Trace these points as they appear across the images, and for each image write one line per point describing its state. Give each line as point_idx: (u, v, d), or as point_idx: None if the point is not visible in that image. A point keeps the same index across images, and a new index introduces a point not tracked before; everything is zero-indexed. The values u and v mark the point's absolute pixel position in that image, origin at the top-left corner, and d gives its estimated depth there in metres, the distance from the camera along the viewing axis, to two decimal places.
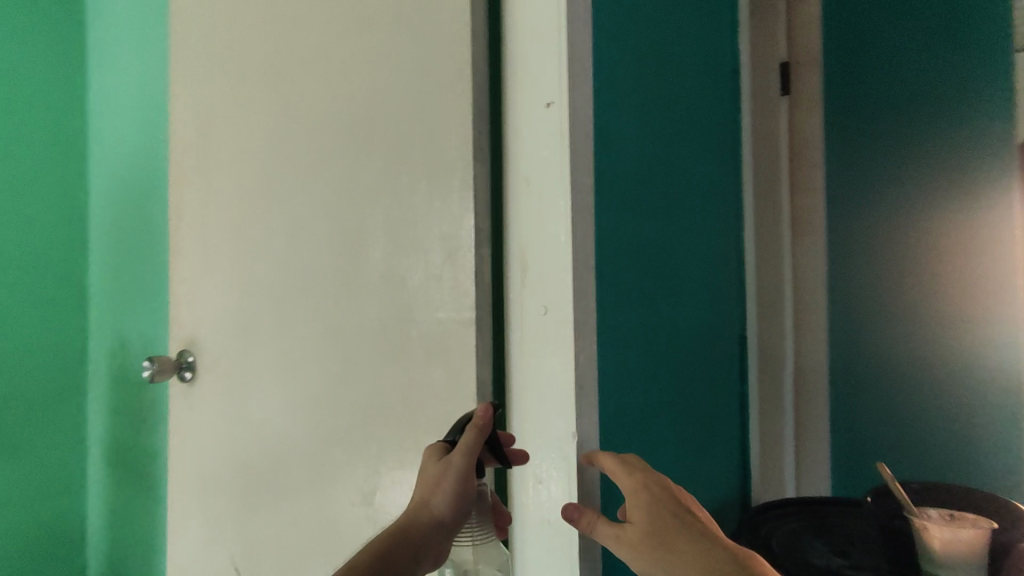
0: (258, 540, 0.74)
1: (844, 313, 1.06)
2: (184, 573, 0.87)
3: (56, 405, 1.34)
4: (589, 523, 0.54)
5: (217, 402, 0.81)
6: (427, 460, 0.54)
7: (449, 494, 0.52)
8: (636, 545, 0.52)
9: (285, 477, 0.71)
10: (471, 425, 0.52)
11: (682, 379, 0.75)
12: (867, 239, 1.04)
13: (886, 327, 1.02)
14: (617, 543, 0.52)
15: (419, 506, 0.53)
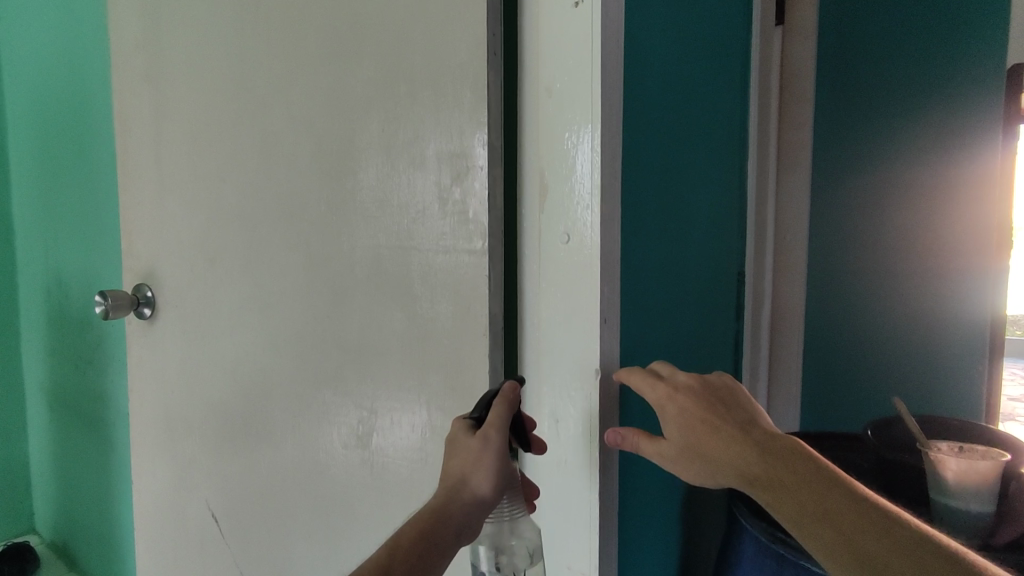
0: (239, 479, 0.75)
1: (819, 255, 1.05)
2: (154, 513, 0.86)
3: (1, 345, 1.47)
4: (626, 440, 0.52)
5: (180, 341, 0.78)
6: (458, 435, 0.49)
7: (489, 471, 0.48)
8: (677, 457, 0.50)
9: (269, 416, 0.71)
10: (501, 398, 0.49)
11: (678, 317, 0.73)
12: (852, 187, 1.04)
13: (856, 270, 1.05)
14: (658, 457, 0.50)
15: (457, 485, 0.48)
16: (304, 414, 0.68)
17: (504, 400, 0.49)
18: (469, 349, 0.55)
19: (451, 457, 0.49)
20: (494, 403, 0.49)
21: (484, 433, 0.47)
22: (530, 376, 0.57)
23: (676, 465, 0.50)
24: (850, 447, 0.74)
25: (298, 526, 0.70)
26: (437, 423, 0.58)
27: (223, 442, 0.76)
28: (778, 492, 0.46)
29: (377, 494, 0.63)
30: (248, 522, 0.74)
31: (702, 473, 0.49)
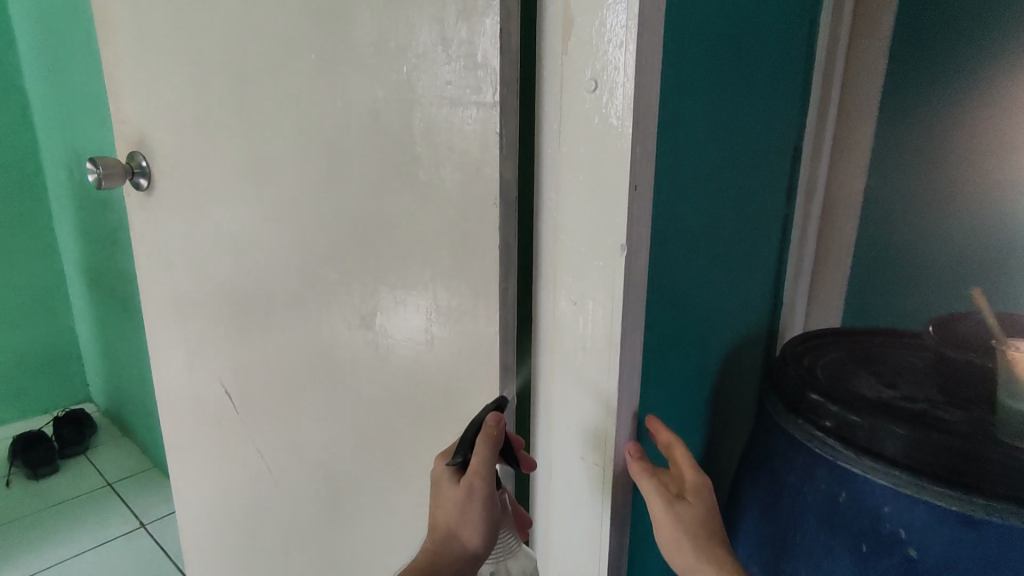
0: (248, 358, 0.73)
1: (893, 132, 0.86)
2: (172, 388, 0.87)
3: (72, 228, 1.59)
4: (645, 477, 0.48)
5: (179, 214, 0.74)
6: (444, 483, 0.51)
7: (475, 519, 0.51)
8: (689, 522, 0.49)
9: (272, 295, 0.68)
10: (483, 439, 0.47)
11: (719, 196, 0.64)
12: (939, 80, 0.81)
13: (943, 150, 0.83)
14: (667, 513, 0.48)
15: (448, 533, 0.52)
16: (307, 293, 0.64)
17: (488, 437, 0.47)
18: (478, 222, 0.48)
19: (440, 504, 0.51)
20: (475, 446, 0.47)
21: (468, 480, 0.49)
22: (546, 253, 0.50)
23: (670, 526, 0.49)
24: (901, 343, 0.67)
25: (309, 405, 0.68)
26: (444, 306, 0.53)
27: (231, 321, 0.73)
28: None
29: (383, 377, 0.60)
30: (260, 399, 0.74)
31: (690, 545, 0.49)
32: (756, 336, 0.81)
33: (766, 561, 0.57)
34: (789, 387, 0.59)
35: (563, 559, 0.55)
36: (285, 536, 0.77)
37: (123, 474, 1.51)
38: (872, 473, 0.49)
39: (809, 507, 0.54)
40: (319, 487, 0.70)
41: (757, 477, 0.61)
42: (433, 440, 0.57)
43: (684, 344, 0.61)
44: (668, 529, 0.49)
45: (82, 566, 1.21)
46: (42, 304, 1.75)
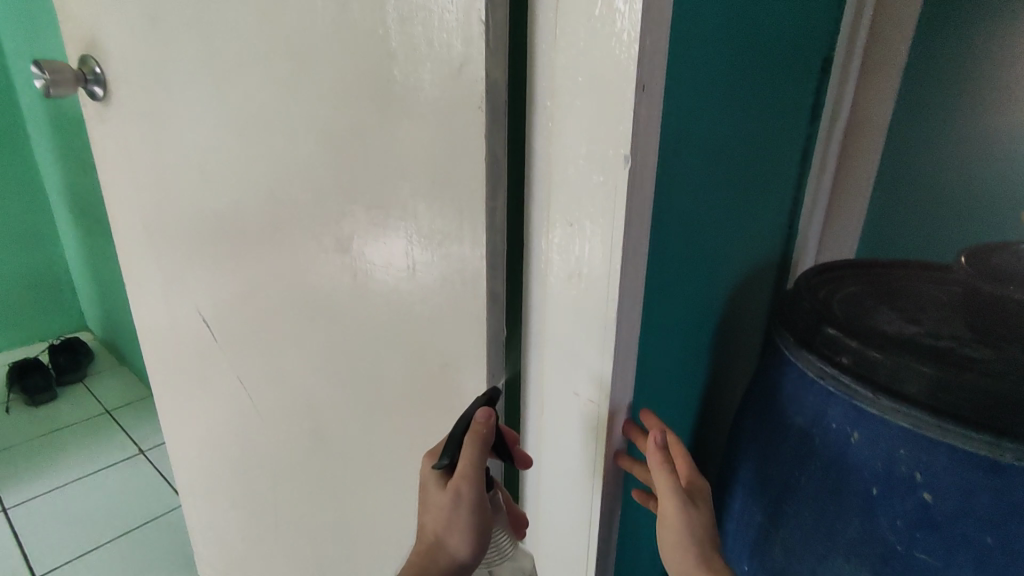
0: (224, 285, 0.69)
1: (930, 49, 0.77)
2: (149, 316, 0.83)
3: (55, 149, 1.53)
4: (665, 470, 0.46)
5: (139, 128, 0.67)
6: (432, 482, 0.49)
7: (464, 525, 0.49)
8: (700, 526, 0.46)
9: (244, 217, 0.62)
10: (468, 437, 0.44)
11: (736, 111, 0.57)
12: None
13: (980, 71, 0.75)
14: (679, 514, 0.45)
15: (437, 540, 0.50)
16: (281, 216, 0.59)
17: (475, 435, 0.45)
18: (462, 133, 0.42)
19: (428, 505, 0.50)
20: (460, 449, 0.46)
21: (454, 484, 0.47)
22: (539, 171, 0.44)
23: (680, 529, 0.46)
24: (924, 277, 0.63)
25: (290, 335, 0.65)
26: (425, 229, 0.48)
27: (203, 245, 0.69)
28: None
29: (362, 306, 0.56)
30: (238, 328, 0.70)
31: (698, 549, 0.46)
32: (767, 268, 0.76)
33: (766, 503, 0.55)
34: (802, 321, 0.54)
35: (555, 498, 0.52)
36: (272, 468, 0.76)
37: (122, 401, 1.51)
38: (891, 415, 0.45)
39: (817, 448, 0.50)
40: (302, 419, 0.68)
41: (763, 416, 0.57)
42: (418, 373, 0.53)
43: (690, 276, 0.56)
44: (676, 532, 0.46)
45: (82, 490, 1.23)
46: (29, 230, 1.70)
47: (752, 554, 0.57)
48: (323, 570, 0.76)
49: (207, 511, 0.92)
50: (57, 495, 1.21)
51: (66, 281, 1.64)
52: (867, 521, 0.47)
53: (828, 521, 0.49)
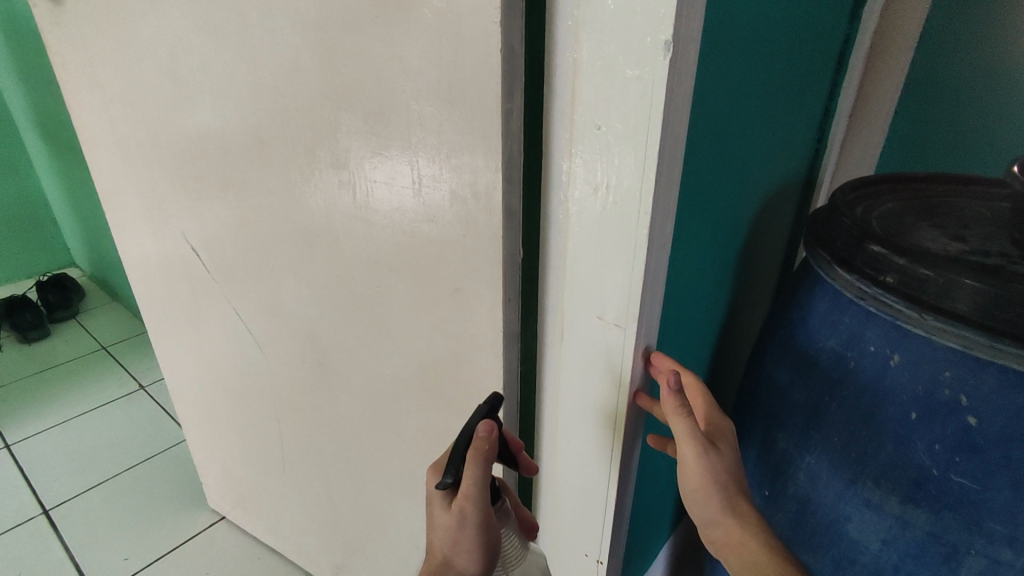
0: (212, 209, 0.64)
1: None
2: (133, 246, 0.78)
3: (21, 68, 1.43)
4: (680, 413, 0.43)
5: (102, 32, 0.60)
6: (434, 509, 0.44)
7: (473, 550, 0.43)
8: (722, 472, 0.43)
9: (228, 133, 0.57)
10: (473, 454, 0.41)
11: (776, 3, 0.50)
12: None
13: None
14: (698, 456, 0.43)
15: (443, 568, 0.44)
16: (267, 129, 0.53)
17: (480, 450, 0.42)
18: (473, 20, 0.36)
19: (431, 539, 0.44)
20: (466, 462, 0.42)
21: (461, 502, 0.42)
22: (562, 65, 0.38)
23: (699, 475, 0.43)
24: (967, 192, 0.59)
25: (286, 262, 0.60)
26: (432, 140, 0.43)
27: (187, 167, 0.63)
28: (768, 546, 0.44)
29: (364, 229, 0.51)
30: (231, 256, 0.66)
31: (720, 497, 0.44)
32: (792, 187, 0.71)
33: (792, 429, 0.53)
34: (840, 238, 0.50)
35: (574, 429, 0.50)
36: (275, 401, 0.74)
37: (118, 337, 1.48)
38: (937, 334, 0.43)
39: (852, 372, 0.48)
40: (305, 352, 0.65)
41: (790, 340, 0.55)
42: (427, 300, 0.50)
43: (718, 192, 0.52)
44: (696, 480, 0.44)
45: (84, 426, 1.22)
46: (5, 158, 1.60)
47: (773, 479, 0.56)
48: (333, 501, 0.76)
49: (211, 447, 0.91)
50: (60, 431, 1.20)
51: (60, 208, 1.60)
52: (902, 446, 0.45)
53: (859, 446, 0.47)
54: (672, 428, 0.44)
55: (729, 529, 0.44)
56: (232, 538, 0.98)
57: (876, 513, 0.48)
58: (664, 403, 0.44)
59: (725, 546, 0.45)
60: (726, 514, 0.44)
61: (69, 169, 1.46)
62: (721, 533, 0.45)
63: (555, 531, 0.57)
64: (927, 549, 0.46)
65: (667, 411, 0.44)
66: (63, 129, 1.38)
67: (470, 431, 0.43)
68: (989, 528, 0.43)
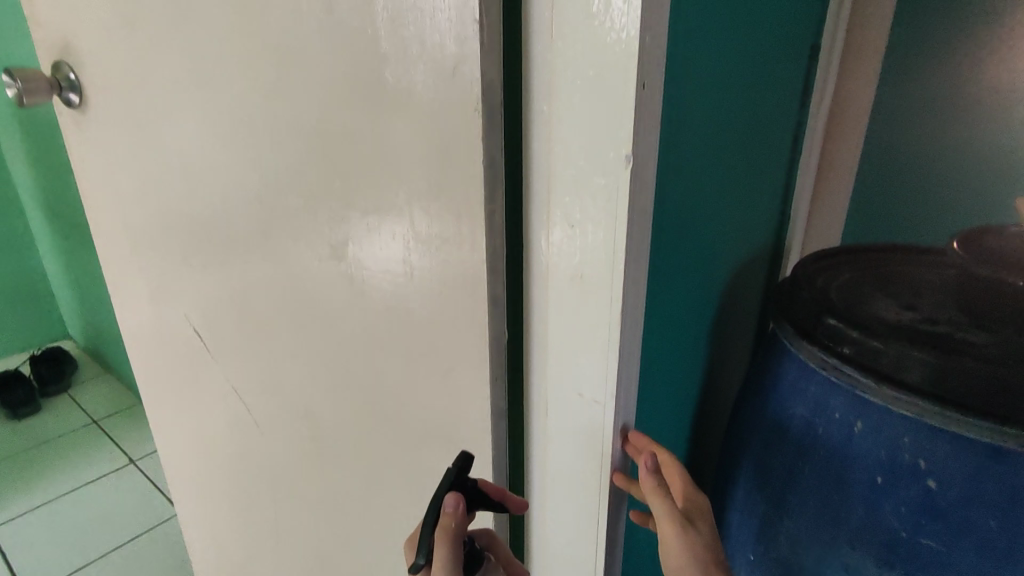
0: (214, 293, 0.68)
1: (913, 30, 0.77)
2: (135, 327, 0.81)
3: (31, 152, 1.50)
4: (659, 494, 0.46)
5: (119, 135, 0.65)
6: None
7: None
8: (702, 550, 0.46)
9: (232, 225, 0.61)
10: (438, 537, 0.43)
11: (728, 103, 0.57)
12: None
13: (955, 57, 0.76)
14: (679, 537, 0.45)
15: None
16: (270, 221, 0.58)
17: (445, 530, 0.44)
18: (458, 135, 0.41)
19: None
20: (434, 544, 0.44)
21: None
22: (538, 170, 0.43)
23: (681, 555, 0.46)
24: (915, 262, 0.64)
25: (284, 342, 0.64)
26: (424, 235, 0.47)
27: (192, 255, 0.67)
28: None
29: (359, 313, 0.55)
30: (231, 337, 0.69)
31: (701, 574, 0.46)
32: (760, 258, 0.76)
33: (769, 494, 0.55)
34: (803, 312, 0.54)
35: (561, 501, 0.52)
36: (268, 476, 0.75)
37: (109, 411, 1.48)
38: (896, 404, 0.45)
39: (821, 439, 0.51)
40: (300, 427, 0.67)
41: (763, 407, 0.58)
42: (419, 379, 0.53)
43: (687, 270, 0.56)
44: (678, 558, 0.46)
45: (71, 505, 1.20)
46: (6, 239, 1.65)
47: (756, 543, 0.57)
48: None
49: (203, 524, 0.91)
50: (47, 511, 1.19)
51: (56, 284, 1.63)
52: (873, 510, 0.48)
53: (833, 510, 0.50)
54: (653, 508, 0.46)
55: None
56: None
57: None
58: (644, 484, 0.46)
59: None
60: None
61: (71, 246, 1.51)
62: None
63: None
64: None
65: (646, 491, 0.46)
66: (68, 208, 1.43)
67: (435, 509, 0.45)
68: None
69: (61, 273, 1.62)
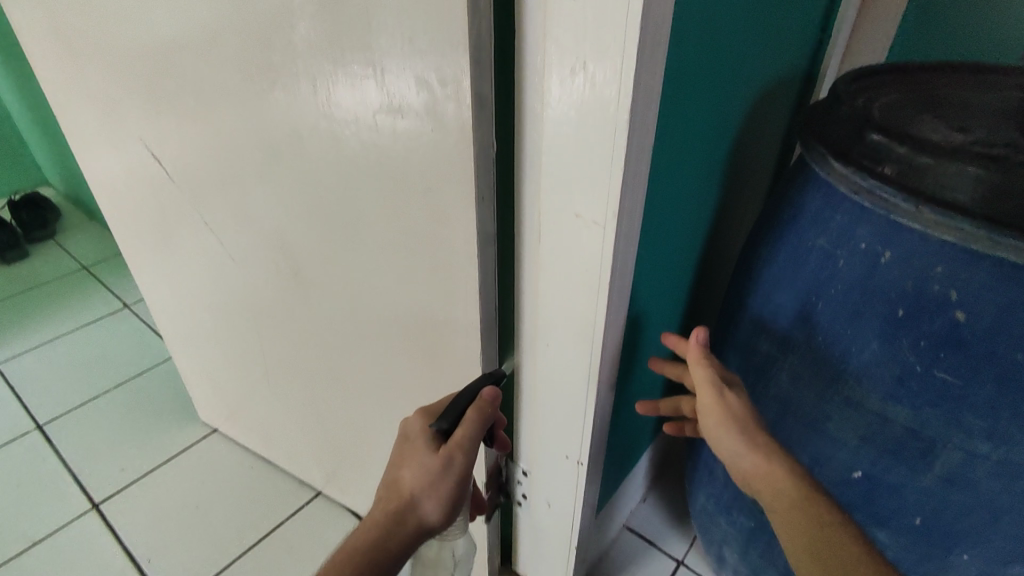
0: (165, 109, 0.59)
1: None
2: (89, 154, 0.73)
3: None
4: (699, 360, 0.49)
5: None
6: (414, 446, 0.45)
7: (443, 498, 0.44)
8: (741, 412, 0.46)
9: (172, 20, 0.51)
10: (477, 408, 0.45)
11: None
12: None
13: None
14: (718, 396, 0.47)
15: (404, 513, 0.43)
16: (213, 11, 0.48)
17: (481, 408, 0.46)
18: None
19: (402, 474, 0.45)
20: (466, 414, 0.45)
21: (449, 449, 0.44)
22: None
23: (720, 415, 0.47)
24: (971, 82, 0.55)
25: (250, 167, 0.57)
26: (394, 23, 0.38)
27: (134, 62, 0.58)
28: (801, 481, 0.43)
29: (329, 128, 0.48)
30: (193, 161, 0.62)
31: (740, 432, 0.45)
32: (791, 85, 0.67)
33: (775, 332, 0.52)
34: (839, 130, 0.47)
35: (554, 339, 0.49)
36: (253, 314, 0.72)
37: (97, 257, 1.45)
38: (932, 229, 0.40)
39: (840, 272, 0.46)
40: (278, 262, 0.63)
41: (779, 242, 0.53)
42: (399, 204, 0.47)
43: (710, 83, 0.48)
44: (715, 418, 0.47)
45: (70, 345, 1.21)
46: None
47: (753, 383, 0.55)
48: (319, 411, 0.76)
49: (197, 363, 0.91)
50: (47, 350, 1.20)
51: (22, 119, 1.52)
52: (887, 344, 0.44)
53: (843, 345, 0.47)
54: (695, 378, 0.49)
55: (752, 465, 0.45)
56: (224, 449, 1.00)
57: (857, 412, 0.48)
58: (689, 357, 0.50)
59: (754, 479, 0.45)
60: (748, 446, 0.45)
61: (26, 75, 1.38)
62: (748, 463, 0.45)
63: (537, 435, 0.57)
64: (904, 444, 0.46)
65: (691, 362, 0.50)
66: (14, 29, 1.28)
67: (472, 393, 0.47)
68: (968, 423, 0.43)
69: (24, 108, 1.51)
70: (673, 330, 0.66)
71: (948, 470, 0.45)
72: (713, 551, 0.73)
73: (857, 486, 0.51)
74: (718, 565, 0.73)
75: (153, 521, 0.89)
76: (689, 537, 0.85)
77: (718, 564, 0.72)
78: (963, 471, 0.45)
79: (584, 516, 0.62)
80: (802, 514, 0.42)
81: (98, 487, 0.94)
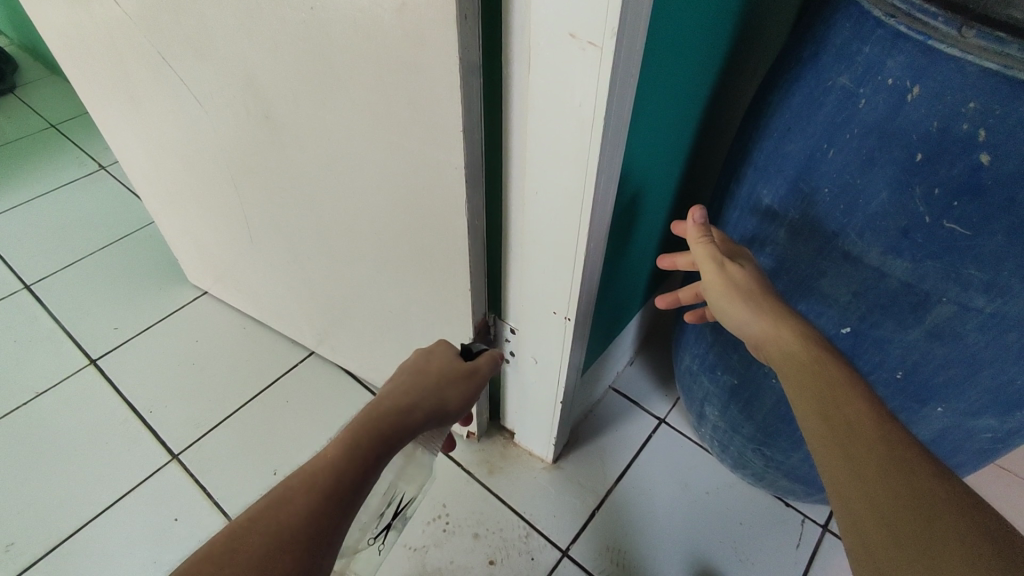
0: None
1: None
2: None
3: None
4: (699, 239, 0.49)
5: None
6: (441, 352, 0.48)
7: (464, 395, 0.46)
8: (744, 281, 0.46)
9: None
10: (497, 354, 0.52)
11: None
12: None
13: None
14: (719, 270, 0.47)
15: (434, 391, 0.44)
16: None
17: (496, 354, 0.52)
18: None
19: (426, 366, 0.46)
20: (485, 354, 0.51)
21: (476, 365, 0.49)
22: None
23: (723, 289, 0.46)
24: None
25: None
26: None
27: None
28: (809, 346, 0.42)
29: None
30: None
31: (746, 300, 0.45)
32: None
33: (779, 185, 0.49)
34: None
35: (544, 187, 0.45)
36: (229, 166, 0.68)
37: (66, 116, 1.37)
38: (974, 55, 0.36)
39: (859, 115, 0.42)
40: (248, 105, 0.57)
41: (794, 84, 0.48)
42: (372, 30, 0.42)
43: None
44: (719, 289, 0.46)
45: (49, 207, 1.17)
46: None
47: (749, 240, 0.53)
48: (305, 270, 0.75)
49: (178, 223, 0.88)
50: (25, 212, 1.16)
51: None
52: (898, 194, 0.41)
53: (851, 195, 0.44)
54: (697, 258, 0.49)
55: (760, 331, 0.44)
56: (216, 311, 1.00)
57: (854, 267, 0.46)
58: (688, 237, 0.50)
59: (764, 345, 0.44)
60: (756, 314, 0.44)
61: None
62: (755, 329, 0.44)
63: (525, 293, 0.56)
64: (897, 298, 0.45)
65: (691, 244, 0.49)
66: None
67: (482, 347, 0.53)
68: (968, 275, 0.41)
69: None
70: (669, 187, 0.62)
71: (937, 323, 0.44)
72: (694, 409, 0.75)
73: (842, 342, 0.50)
74: (698, 421, 0.76)
75: (152, 376, 0.91)
76: (672, 398, 0.88)
77: (698, 420, 0.75)
78: (952, 324, 0.44)
79: (570, 373, 0.63)
80: (813, 376, 0.40)
81: (94, 347, 0.95)
